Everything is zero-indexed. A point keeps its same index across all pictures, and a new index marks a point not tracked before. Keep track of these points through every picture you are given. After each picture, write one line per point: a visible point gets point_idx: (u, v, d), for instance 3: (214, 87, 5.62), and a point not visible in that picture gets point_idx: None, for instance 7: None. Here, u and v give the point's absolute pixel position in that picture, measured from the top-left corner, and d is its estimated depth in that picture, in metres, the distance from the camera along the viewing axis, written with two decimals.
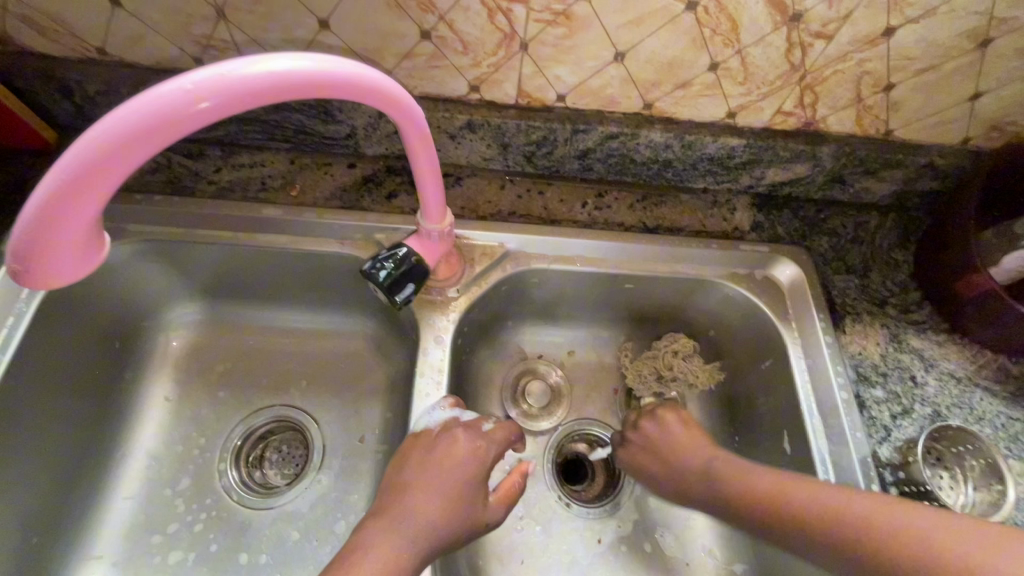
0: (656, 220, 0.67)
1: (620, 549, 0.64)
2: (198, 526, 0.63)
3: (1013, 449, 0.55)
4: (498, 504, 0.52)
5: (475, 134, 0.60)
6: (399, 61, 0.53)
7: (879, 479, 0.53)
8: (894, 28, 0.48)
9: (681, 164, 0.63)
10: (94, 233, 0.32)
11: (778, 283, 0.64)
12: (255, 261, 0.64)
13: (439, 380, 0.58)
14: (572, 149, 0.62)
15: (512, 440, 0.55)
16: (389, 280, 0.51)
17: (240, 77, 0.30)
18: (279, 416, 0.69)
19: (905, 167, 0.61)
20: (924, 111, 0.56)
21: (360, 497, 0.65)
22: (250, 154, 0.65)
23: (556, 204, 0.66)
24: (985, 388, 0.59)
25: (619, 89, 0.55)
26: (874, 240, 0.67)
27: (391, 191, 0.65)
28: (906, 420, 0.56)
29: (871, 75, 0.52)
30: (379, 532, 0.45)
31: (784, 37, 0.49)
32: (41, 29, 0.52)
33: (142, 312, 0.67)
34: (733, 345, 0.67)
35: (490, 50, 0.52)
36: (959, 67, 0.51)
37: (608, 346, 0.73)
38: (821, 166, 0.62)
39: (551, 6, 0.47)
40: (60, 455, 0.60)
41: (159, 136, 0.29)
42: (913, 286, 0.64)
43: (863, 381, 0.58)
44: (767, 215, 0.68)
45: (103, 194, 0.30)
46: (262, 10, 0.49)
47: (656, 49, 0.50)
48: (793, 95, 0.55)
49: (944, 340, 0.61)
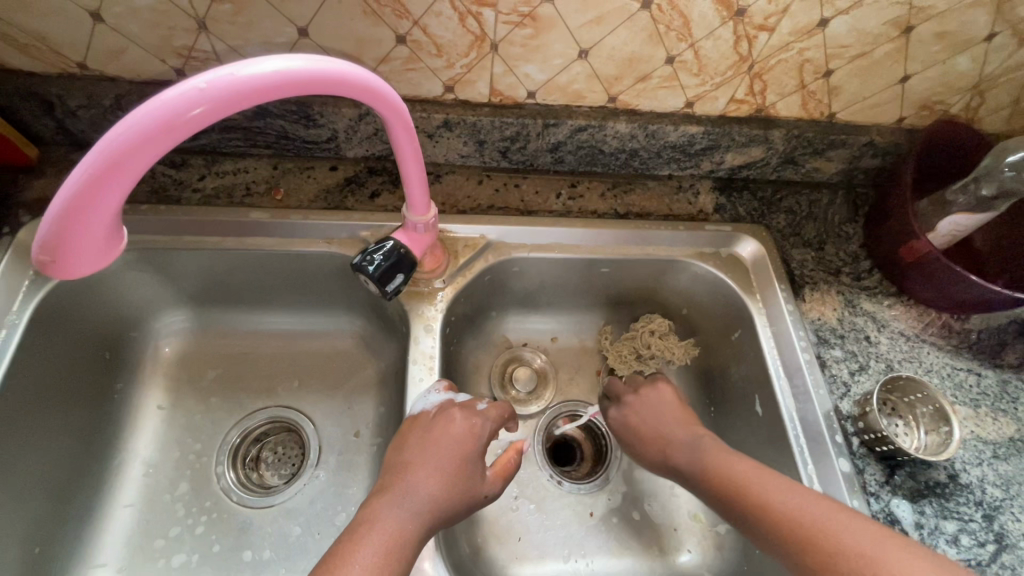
0: (626, 206, 0.71)
1: (612, 520, 0.68)
2: (200, 529, 0.64)
3: (959, 395, 0.61)
4: (495, 478, 0.55)
5: (452, 132, 0.64)
6: (377, 66, 0.56)
7: (842, 430, 0.58)
8: (828, 19, 0.53)
9: (646, 153, 0.68)
10: (114, 226, 0.34)
11: (741, 259, 0.69)
12: (244, 265, 0.66)
13: (432, 366, 0.61)
14: (544, 142, 0.66)
15: (505, 419, 0.58)
16: (379, 272, 0.53)
17: (247, 77, 0.33)
18: (273, 417, 0.71)
19: (849, 146, 0.67)
20: (861, 94, 0.61)
21: (358, 488, 0.67)
22: (233, 162, 0.67)
23: (532, 196, 0.70)
24: (932, 343, 0.64)
25: (584, 84, 0.59)
26: (826, 215, 0.72)
27: (374, 191, 0.67)
28: (863, 375, 0.61)
29: (811, 63, 0.57)
30: (382, 508, 0.48)
31: (731, 30, 0.53)
32: (21, 47, 0.54)
33: (131, 322, 0.68)
34: (704, 320, 0.72)
35: (462, 52, 0.55)
36: (888, 52, 0.56)
37: (588, 330, 0.77)
38: (773, 148, 0.67)
39: (518, 8, 0.50)
40: (56, 467, 0.60)
41: (178, 131, 0.32)
42: (863, 255, 0.70)
43: (823, 343, 0.63)
44: (728, 197, 0.73)
45: (126, 188, 0.32)
46: (243, 21, 0.51)
47: (617, 46, 0.55)
48: (744, 84, 0.59)
49: (893, 302, 0.67)
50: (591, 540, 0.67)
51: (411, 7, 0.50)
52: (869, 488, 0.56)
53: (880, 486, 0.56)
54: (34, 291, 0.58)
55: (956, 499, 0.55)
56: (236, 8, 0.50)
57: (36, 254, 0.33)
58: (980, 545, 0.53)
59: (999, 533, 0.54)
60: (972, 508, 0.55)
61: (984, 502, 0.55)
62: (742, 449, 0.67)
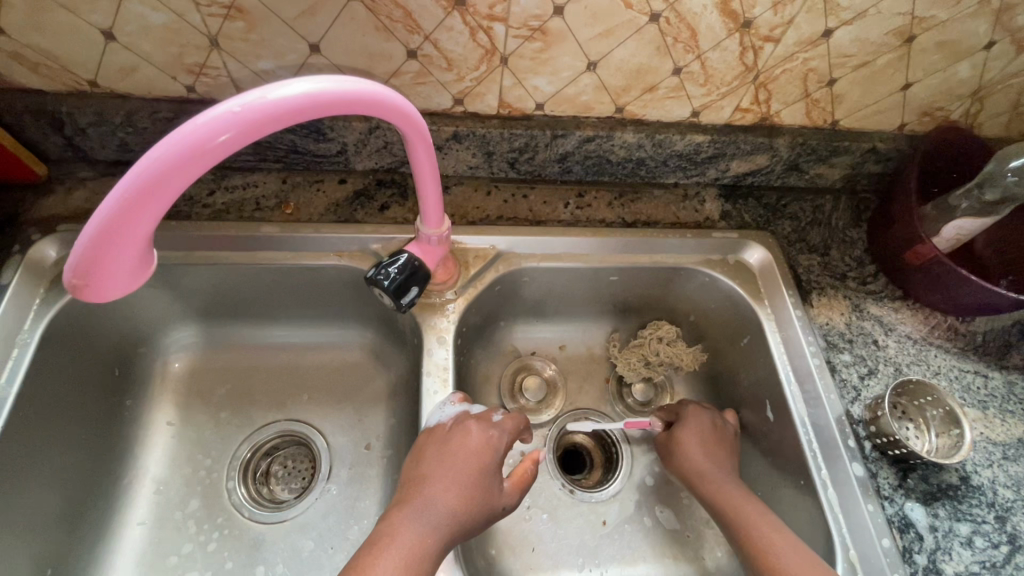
0: (634, 214, 0.71)
1: (625, 528, 0.68)
2: (213, 546, 0.64)
3: (967, 397, 0.62)
4: (512, 489, 0.55)
5: (461, 144, 0.64)
6: (388, 80, 0.57)
7: (854, 435, 0.59)
8: (832, 29, 0.54)
9: (652, 162, 0.69)
10: (146, 249, 0.35)
11: (748, 265, 0.70)
12: (255, 280, 0.66)
13: (445, 378, 0.61)
14: (552, 153, 0.66)
15: (521, 430, 0.58)
16: (394, 285, 0.54)
17: (277, 99, 0.33)
18: (283, 431, 0.70)
19: (852, 153, 0.67)
20: (864, 102, 0.62)
21: (371, 502, 0.67)
22: (242, 176, 0.68)
23: (540, 206, 0.71)
24: (938, 345, 0.65)
25: (592, 96, 0.60)
26: (831, 220, 0.73)
27: (383, 203, 0.68)
28: (872, 379, 0.62)
29: (815, 72, 0.58)
30: (402, 521, 0.48)
31: (737, 41, 0.54)
32: (33, 66, 0.54)
33: (140, 338, 0.68)
34: (712, 327, 0.73)
35: (472, 65, 0.55)
36: (890, 61, 0.57)
37: (597, 337, 0.77)
38: (778, 156, 0.68)
39: (529, 22, 0.51)
40: (68, 486, 0.60)
41: (210, 155, 0.32)
42: (868, 260, 0.71)
43: (832, 348, 0.64)
44: (733, 204, 0.74)
45: (159, 211, 0.32)
46: (256, 38, 0.52)
47: (625, 58, 0.55)
48: (749, 94, 0.60)
49: (899, 306, 0.67)
50: (605, 549, 0.67)
51: (422, 22, 0.51)
52: (883, 492, 0.56)
53: (893, 489, 0.56)
54: (46, 308, 0.58)
55: (968, 501, 0.56)
56: (249, 25, 0.50)
57: (68, 278, 0.33)
58: (994, 546, 0.54)
59: (1012, 534, 0.55)
60: (985, 510, 0.56)
61: (996, 503, 0.56)
62: (753, 453, 0.67)
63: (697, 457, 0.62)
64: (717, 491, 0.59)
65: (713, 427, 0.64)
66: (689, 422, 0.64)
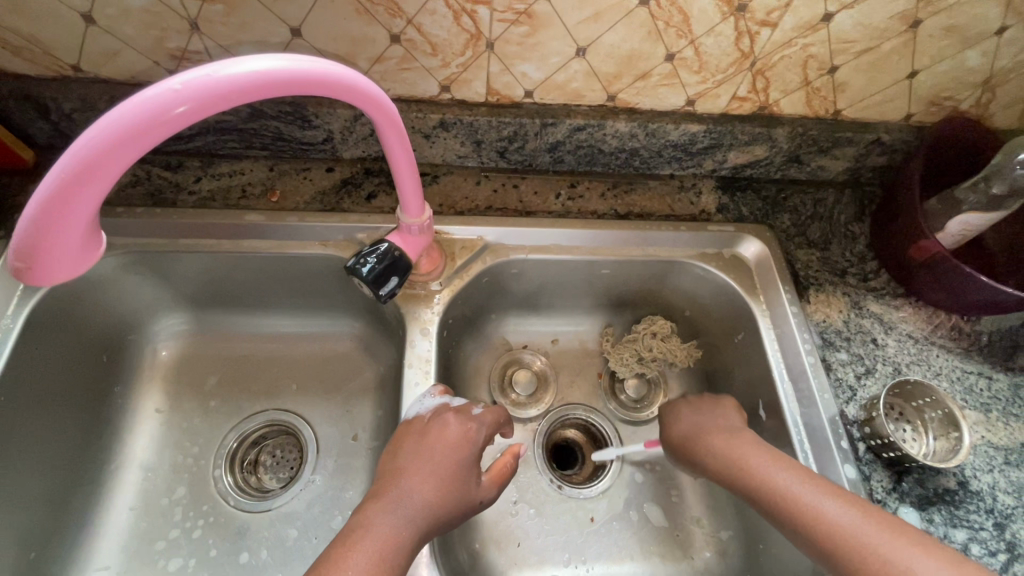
0: (627, 206, 0.70)
1: (614, 525, 0.67)
2: (197, 533, 0.64)
3: (969, 399, 0.59)
4: (490, 484, 0.54)
5: (449, 132, 0.63)
6: (371, 65, 0.56)
7: (848, 435, 0.57)
8: (832, 13, 0.51)
9: (647, 152, 0.67)
10: (92, 229, 0.34)
11: (744, 259, 0.68)
12: (241, 268, 0.65)
13: (428, 370, 0.60)
14: (543, 142, 0.65)
15: (502, 424, 0.57)
16: (373, 274, 0.52)
17: (225, 77, 0.32)
18: (271, 420, 0.70)
19: (856, 144, 0.65)
20: (868, 90, 0.60)
21: (355, 493, 0.66)
22: (229, 163, 0.67)
23: (530, 196, 0.69)
24: (940, 345, 0.63)
25: (583, 82, 0.58)
26: (832, 214, 0.71)
27: (370, 192, 0.67)
28: (870, 379, 0.60)
29: (816, 59, 0.56)
30: (377, 514, 0.47)
31: (732, 26, 0.52)
32: (16, 50, 0.53)
33: (130, 325, 0.68)
34: (708, 321, 0.71)
35: (458, 51, 0.54)
36: (895, 48, 0.55)
37: (589, 331, 0.76)
38: (777, 147, 0.66)
39: (513, 6, 0.49)
40: (53, 473, 0.60)
41: (155, 133, 0.31)
42: (870, 255, 0.68)
43: (828, 346, 0.62)
44: (731, 197, 0.72)
45: (102, 191, 0.32)
46: (236, 22, 0.51)
47: (615, 43, 0.53)
48: (746, 81, 0.58)
49: (901, 304, 0.65)
50: (592, 546, 0.65)
51: (404, 5, 0.49)
52: (876, 495, 0.54)
53: (886, 493, 0.54)
54: (30, 293, 0.57)
55: (966, 507, 0.54)
56: (228, 8, 0.49)
57: (13, 258, 0.33)
58: (991, 554, 0.52)
59: (1011, 542, 0.52)
60: (983, 516, 0.53)
61: (996, 510, 0.54)
62: None
63: (711, 434, 0.57)
64: (732, 451, 0.54)
65: (725, 422, 0.59)
66: (676, 418, 0.62)
